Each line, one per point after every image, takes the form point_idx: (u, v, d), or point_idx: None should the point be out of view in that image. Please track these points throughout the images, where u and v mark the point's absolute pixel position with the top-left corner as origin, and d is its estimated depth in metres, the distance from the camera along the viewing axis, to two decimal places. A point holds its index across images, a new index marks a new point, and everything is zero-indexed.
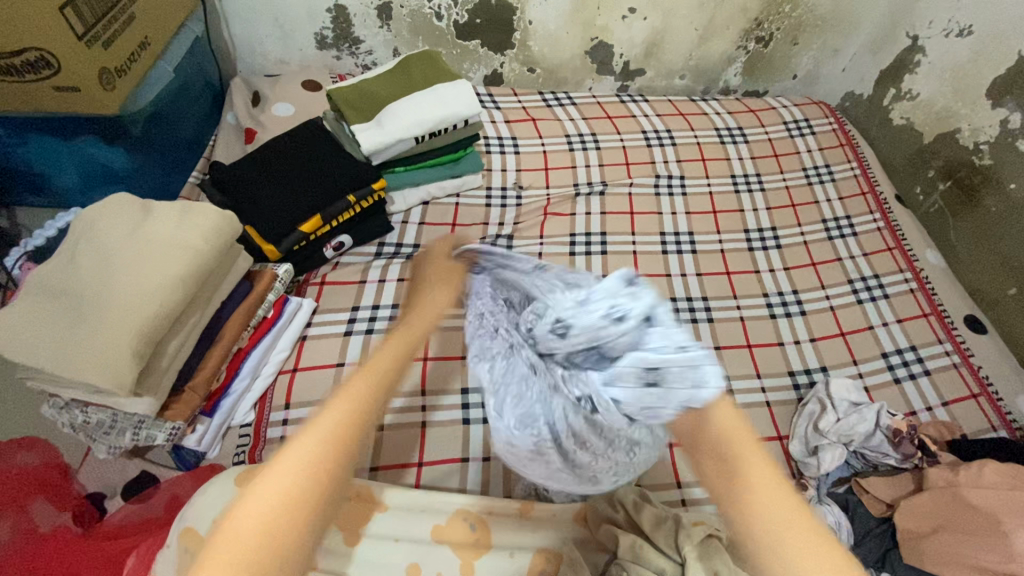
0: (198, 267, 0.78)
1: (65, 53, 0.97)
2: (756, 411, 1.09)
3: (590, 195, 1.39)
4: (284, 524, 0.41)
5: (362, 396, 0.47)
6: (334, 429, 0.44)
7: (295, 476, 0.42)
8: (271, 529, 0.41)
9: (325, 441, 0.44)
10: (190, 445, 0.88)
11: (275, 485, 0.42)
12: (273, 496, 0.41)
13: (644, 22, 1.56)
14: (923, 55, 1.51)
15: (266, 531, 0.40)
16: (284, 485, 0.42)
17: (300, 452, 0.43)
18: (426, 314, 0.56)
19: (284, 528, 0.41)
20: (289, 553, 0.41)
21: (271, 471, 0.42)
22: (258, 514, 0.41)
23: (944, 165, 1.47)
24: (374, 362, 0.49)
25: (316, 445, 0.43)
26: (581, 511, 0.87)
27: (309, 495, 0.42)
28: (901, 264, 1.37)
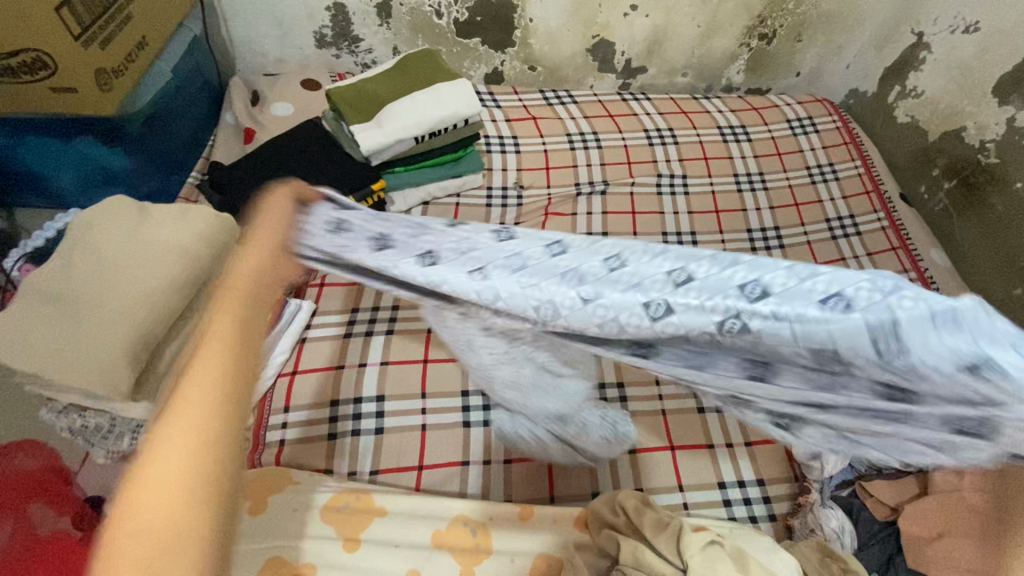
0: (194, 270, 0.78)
1: (61, 54, 0.97)
2: None
3: (592, 194, 1.38)
4: (177, 521, 0.35)
5: (221, 349, 0.41)
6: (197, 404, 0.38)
7: (172, 468, 0.36)
8: (170, 530, 0.35)
9: (198, 401, 0.39)
10: None
11: (148, 489, 0.36)
12: (154, 495, 0.36)
13: (646, 19, 1.55)
14: (929, 52, 1.49)
15: (155, 541, 0.35)
16: (165, 485, 0.36)
17: (170, 445, 0.37)
18: (258, 244, 0.49)
19: (177, 525, 0.35)
20: (199, 541, 0.36)
21: (141, 476, 0.36)
22: (152, 515, 0.35)
23: (949, 163, 1.45)
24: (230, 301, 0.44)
25: (184, 430, 0.37)
26: (581, 517, 0.88)
27: (193, 473, 0.37)
28: (905, 263, 1.35)
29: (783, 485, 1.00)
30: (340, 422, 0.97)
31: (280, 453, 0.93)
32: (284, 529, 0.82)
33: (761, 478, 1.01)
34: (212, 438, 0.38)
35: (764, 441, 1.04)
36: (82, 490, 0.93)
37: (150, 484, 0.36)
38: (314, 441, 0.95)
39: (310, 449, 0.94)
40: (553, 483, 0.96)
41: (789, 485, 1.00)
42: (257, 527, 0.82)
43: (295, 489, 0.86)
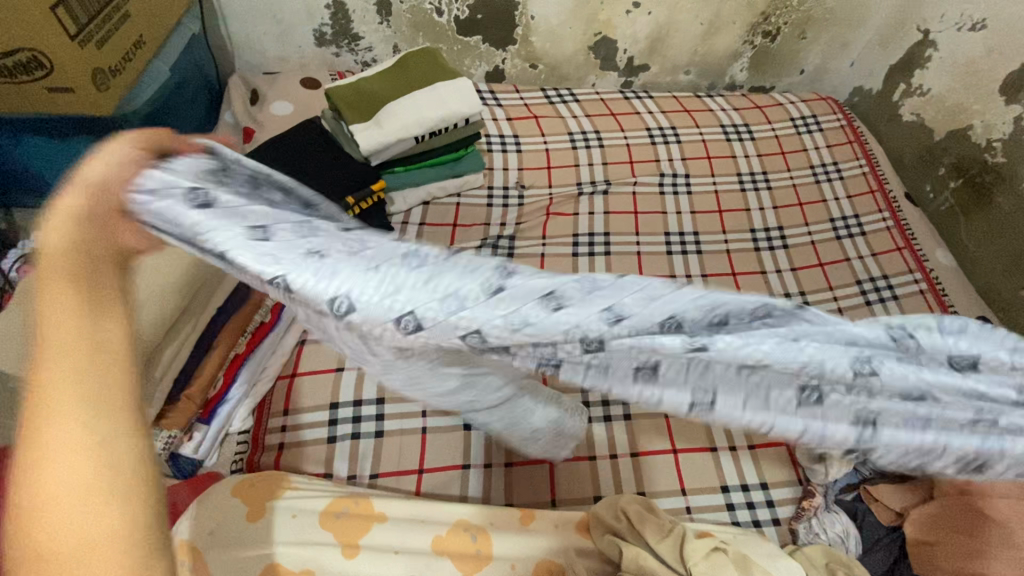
0: (190, 275, 0.79)
1: (58, 53, 0.96)
2: None
3: (593, 194, 1.37)
4: (98, 500, 0.39)
5: (82, 336, 0.41)
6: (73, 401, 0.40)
7: (71, 464, 0.39)
8: (98, 508, 0.39)
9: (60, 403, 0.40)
10: (187, 453, 0.88)
11: (57, 484, 0.39)
12: (65, 487, 0.39)
13: (649, 17, 1.53)
14: (934, 49, 1.48)
15: (80, 519, 0.39)
16: (71, 477, 0.39)
17: (58, 442, 0.39)
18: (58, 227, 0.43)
19: (102, 502, 0.40)
20: (121, 507, 0.40)
21: (40, 473, 0.39)
22: (66, 509, 0.39)
23: (955, 162, 1.44)
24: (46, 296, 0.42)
25: (71, 425, 0.40)
26: (584, 522, 0.87)
27: (97, 457, 0.40)
28: (910, 264, 1.34)
29: (787, 489, 0.99)
30: (339, 425, 0.96)
31: (279, 457, 0.93)
32: (281, 535, 0.81)
33: (764, 481, 1.00)
34: (97, 423, 0.40)
35: (767, 444, 1.03)
36: None
37: (57, 477, 0.39)
38: (311, 445, 0.94)
39: (309, 453, 0.93)
40: (555, 487, 0.95)
41: (794, 488, 0.99)
42: (255, 532, 0.80)
43: (293, 493, 0.85)
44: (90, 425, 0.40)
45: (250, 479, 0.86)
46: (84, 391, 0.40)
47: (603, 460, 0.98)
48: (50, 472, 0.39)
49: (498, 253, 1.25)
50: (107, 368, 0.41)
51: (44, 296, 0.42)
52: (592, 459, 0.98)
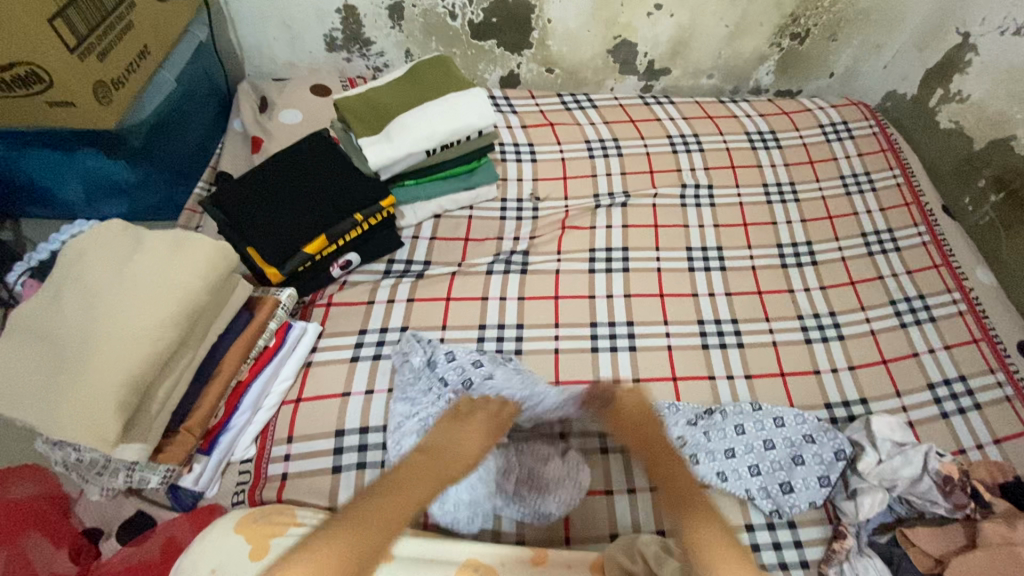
0: (192, 307, 0.72)
1: (57, 67, 0.92)
2: None
3: (611, 206, 1.32)
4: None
5: (399, 502, 0.69)
6: (376, 518, 0.66)
7: (337, 544, 0.62)
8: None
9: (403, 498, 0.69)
10: (187, 485, 0.85)
11: (320, 555, 0.61)
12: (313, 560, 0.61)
13: (671, 19, 1.47)
14: (975, 53, 1.39)
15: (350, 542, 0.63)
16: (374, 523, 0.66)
17: (343, 535, 0.63)
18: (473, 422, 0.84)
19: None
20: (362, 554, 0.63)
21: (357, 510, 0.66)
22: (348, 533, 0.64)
23: (997, 174, 1.36)
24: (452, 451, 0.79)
25: (361, 528, 0.64)
26: (599, 562, 0.82)
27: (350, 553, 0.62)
28: (949, 283, 1.26)
29: (816, 528, 0.94)
30: (345, 454, 0.93)
31: (282, 489, 0.89)
32: None
33: (793, 520, 0.94)
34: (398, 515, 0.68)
35: None
36: (78, 519, 0.89)
37: (320, 556, 0.61)
38: (314, 476, 0.90)
39: (313, 483, 0.89)
40: (570, 523, 0.91)
41: (824, 528, 0.94)
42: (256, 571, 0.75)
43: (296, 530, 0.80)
44: (359, 535, 0.64)
45: (254, 515, 0.81)
46: (379, 517, 0.66)
47: (620, 495, 0.94)
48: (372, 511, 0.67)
49: (511, 269, 1.19)
50: (397, 519, 0.67)
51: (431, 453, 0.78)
52: (608, 493, 0.94)
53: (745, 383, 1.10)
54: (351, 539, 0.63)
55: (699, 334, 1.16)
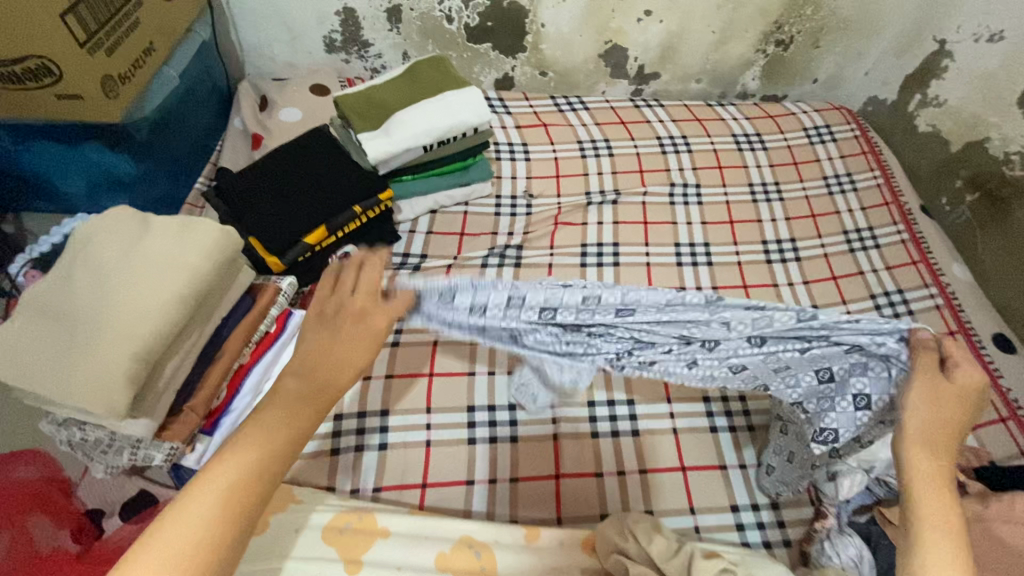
0: (198, 286, 0.75)
1: (67, 61, 0.95)
2: None
3: (603, 203, 1.36)
4: (196, 560, 0.48)
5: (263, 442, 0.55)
6: (244, 472, 0.53)
7: (202, 512, 0.50)
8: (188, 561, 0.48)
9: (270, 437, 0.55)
10: (190, 464, 0.85)
11: (178, 527, 0.49)
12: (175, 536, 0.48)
13: (660, 25, 1.52)
14: (951, 60, 1.45)
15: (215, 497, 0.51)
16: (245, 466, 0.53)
17: (202, 498, 0.50)
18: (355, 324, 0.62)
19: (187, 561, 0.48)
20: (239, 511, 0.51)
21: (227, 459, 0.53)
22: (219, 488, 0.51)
23: (972, 175, 1.41)
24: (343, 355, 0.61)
25: (222, 485, 0.51)
26: (589, 540, 0.85)
27: (218, 518, 0.50)
28: (927, 279, 1.31)
29: (798, 509, 0.98)
30: (344, 437, 0.96)
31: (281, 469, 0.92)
32: None
33: (775, 502, 0.98)
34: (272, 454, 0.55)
35: None
36: (81, 501, 0.91)
37: (182, 528, 0.49)
38: (314, 458, 0.94)
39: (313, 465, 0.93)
40: (561, 504, 0.94)
41: (806, 509, 0.98)
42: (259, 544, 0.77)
43: (296, 507, 0.82)
44: (230, 494, 0.51)
45: None
46: (245, 469, 0.53)
47: (610, 477, 0.97)
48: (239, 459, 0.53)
49: (505, 262, 1.23)
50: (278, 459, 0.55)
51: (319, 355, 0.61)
52: (598, 475, 0.97)
53: None
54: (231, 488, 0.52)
55: None
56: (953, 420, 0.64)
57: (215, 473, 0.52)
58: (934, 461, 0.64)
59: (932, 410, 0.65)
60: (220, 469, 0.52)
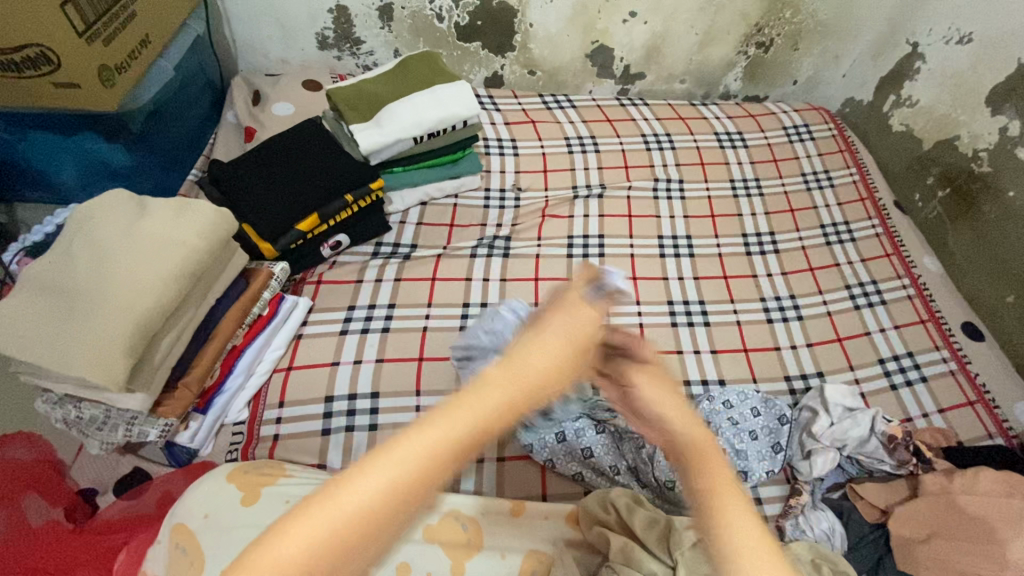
0: (195, 264, 0.78)
1: (66, 51, 0.98)
2: (726, 329, 1.23)
3: (589, 197, 1.40)
4: (369, 521, 0.38)
5: (463, 425, 0.41)
6: (434, 451, 0.40)
7: (381, 486, 0.39)
8: (329, 549, 0.38)
9: (509, 386, 0.43)
10: (183, 441, 0.91)
11: (344, 500, 0.38)
12: (329, 514, 0.38)
13: (645, 26, 1.57)
14: (923, 61, 1.51)
15: (439, 443, 0.40)
16: (488, 406, 0.42)
17: (385, 466, 0.40)
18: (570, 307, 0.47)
19: (326, 548, 0.38)
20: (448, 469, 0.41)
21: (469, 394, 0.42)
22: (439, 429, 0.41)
23: (943, 172, 1.46)
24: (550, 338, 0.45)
25: (421, 450, 0.40)
26: (573, 514, 0.88)
27: (371, 512, 0.38)
28: (899, 270, 1.36)
29: (774, 487, 1.00)
30: (334, 418, 0.98)
31: (273, 447, 0.94)
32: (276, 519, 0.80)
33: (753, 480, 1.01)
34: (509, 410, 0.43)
35: (728, 350, 1.20)
36: (75, 481, 0.92)
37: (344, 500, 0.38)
38: (305, 437, 0.96)
39: (305, 444, 0.95)
40: (546, 482, 0.97)
41: (781, 486, 1.00)
42: (251, 516, 0.80)
43: (287, 481, 0.85)
44: (407, 483, 0.39)
45: (246, 467, 0.86)
46: (486, 411, 0.42)
47: None
48: (482, 398, 0.42)
49: (493, 253, 1.25)
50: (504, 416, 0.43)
51: (544, 332, 0.45)
52: None
53: (710, 358, 1.18)
54: (453, 434, 0.41)
55: (668, 313, 1.24)
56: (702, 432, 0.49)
57: (449, 410, 0.42)
58: (702, 482, 0.46)
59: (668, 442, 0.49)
60: (408, 442, 0.40)
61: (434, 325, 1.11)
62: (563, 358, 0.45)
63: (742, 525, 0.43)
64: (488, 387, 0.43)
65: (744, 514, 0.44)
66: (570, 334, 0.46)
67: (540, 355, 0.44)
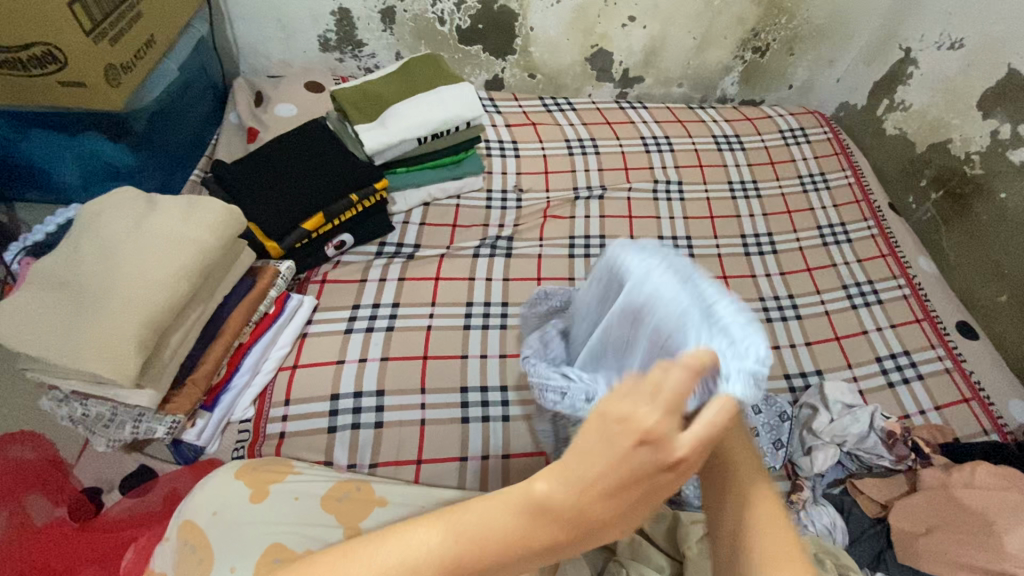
0: (205, 260, 0.79)
1: (73, 51, 0.98)
2: None
3: (590, 198, 1.41)
4: None
5: (513, 523, 0.43)
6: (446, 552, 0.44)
7: (427, 554, 0.44)
8: None
9: (520, 511, 0.43)
10: (190, 439, 0.91)
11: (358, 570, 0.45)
12: (383, 560, 0.45)
13: (644, 31, 1.59)
14: (916, 67, 1.54)
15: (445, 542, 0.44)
16: (496, 522, 0.44)
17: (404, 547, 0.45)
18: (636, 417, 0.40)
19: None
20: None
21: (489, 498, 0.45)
22: (454, 530, 0.44)
23: (936, 174, 1.49)
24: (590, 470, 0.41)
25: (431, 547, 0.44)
26: None
27: None
28: (895, 271, 1.38)
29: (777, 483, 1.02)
30: (340, 416, 0.99)
31: (280, 445, 0.95)
32: (285, 515, 0.80)
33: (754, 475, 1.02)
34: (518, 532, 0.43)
35: None
36: (79, 480, 0.91)
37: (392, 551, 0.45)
38: (312, 434, 0.96)
39: (311, 441, 0.96)
40: None
41: (783, 482, 1.02)
42: (259, 512, 0.80)
43: (295, 477, 0.85)
44: (451, 561, 0.44)
45: (253, 464, 0.86)
46: (494, 529, 0.43)
47: None
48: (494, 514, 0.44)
49: (496, 252, 1.26)
50: (517, 544, 0.43)
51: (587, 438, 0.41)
52: None
53: None
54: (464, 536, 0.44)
55: None
56: (752, 457, 0.55)
57: (468, 509, 0.45)
58: (741, 495, 0.53)
59: (715, 468, 0.55)
60: (456, 523, 0.45)
61: (438, 324, 1.12)
62: (620, 486, 0.41)
63: (759, 527, 0.51)
64: (551, 503, 0.42)
65: (763, 521, 0.51)
66: (636, 458, 0.40)
67: (593, 477, 0.41)
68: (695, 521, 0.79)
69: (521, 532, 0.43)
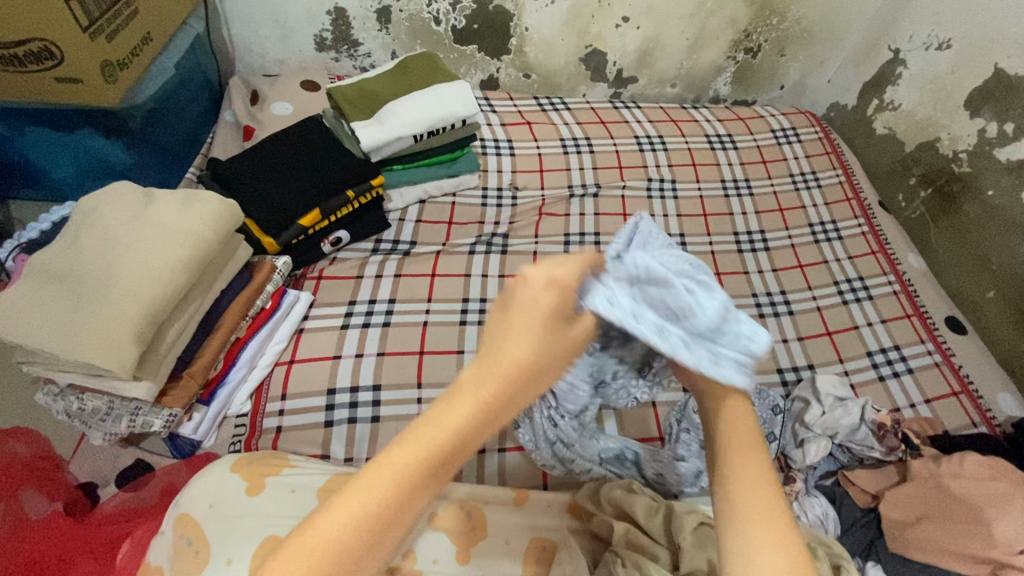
0: (202, 252, 0.79)
1: (69, 47, 0.98)
2: None
3: (584, 196, 1.42)
4: (361, 530, 0.42)
5: (464, 415, 0.44)
6: (416, 462, 0.43)
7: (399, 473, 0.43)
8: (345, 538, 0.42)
9: (468, 401, 0.44)
10: (186, 432, 0.91)
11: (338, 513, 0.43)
12: (361, 496, 0.43)
13: (637, 31, 1.61)
14: (905, 67, 1.56)
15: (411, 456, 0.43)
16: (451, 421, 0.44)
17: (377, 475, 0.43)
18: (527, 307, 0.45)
19: (356, 551, 0.43)
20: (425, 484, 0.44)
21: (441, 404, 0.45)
22: (417, 445, 0.43)
23: (925, 173, 1.51)
24: (509, 342, 0.45)
25: (399, 466, 0.43)
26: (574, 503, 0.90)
27: (394, 497, 0.43)
28: (885, 268, 1.40)
29: None
30: (337, 410, 0.99)
31: (277, 439, 0.95)
32: (283, 507, 0.80)
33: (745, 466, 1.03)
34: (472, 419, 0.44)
35: None
36: (74, 476, 0.92)
37: (360, 499, 0.43)
38: (308, 429, 0.97)
39: (309, 436, 0.96)
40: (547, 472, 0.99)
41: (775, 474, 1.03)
42: (256, 504, 0.80)
43: (292, 470, 0.86)
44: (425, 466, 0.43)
45: (249, 458, 0.87)
46: (451, 429, 0.44)
47: None
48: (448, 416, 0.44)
49: (491, 249, 1.27)
50: (471, 429, 0.44)
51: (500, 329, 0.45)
52: None
53: None
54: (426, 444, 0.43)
55: None
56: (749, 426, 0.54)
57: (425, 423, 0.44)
58: (728, 463, 0.52)
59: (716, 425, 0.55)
60: (417, 436, 0.44)
61: (435, 320, 1.12)
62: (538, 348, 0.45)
63: (742, 495, 0.50)
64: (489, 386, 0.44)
65: (746, 486, 0.51)
66: (542, 324, 0.45)
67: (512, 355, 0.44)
68: (690, 511, 0.80)
69: (474, 418, 0.44)
